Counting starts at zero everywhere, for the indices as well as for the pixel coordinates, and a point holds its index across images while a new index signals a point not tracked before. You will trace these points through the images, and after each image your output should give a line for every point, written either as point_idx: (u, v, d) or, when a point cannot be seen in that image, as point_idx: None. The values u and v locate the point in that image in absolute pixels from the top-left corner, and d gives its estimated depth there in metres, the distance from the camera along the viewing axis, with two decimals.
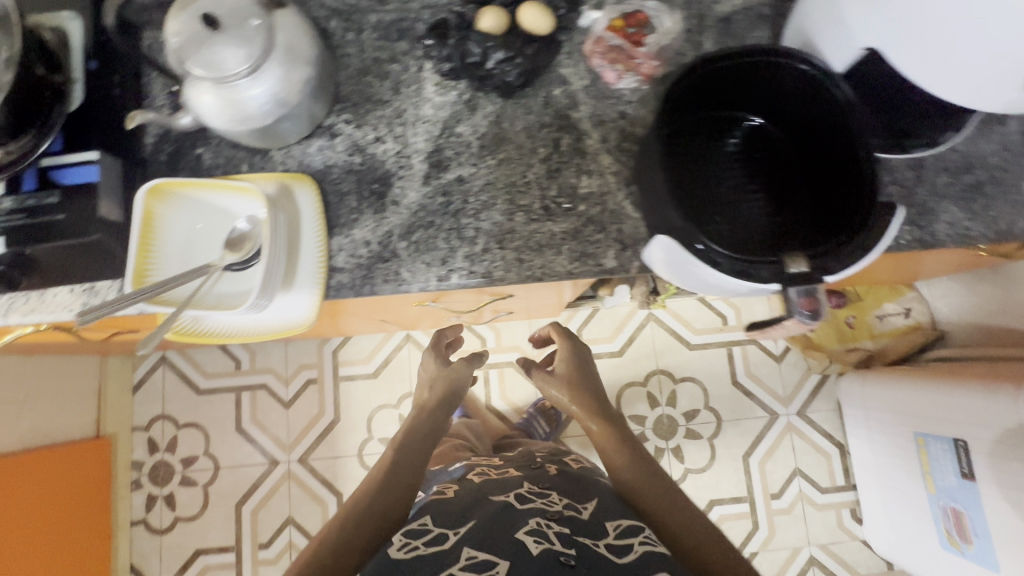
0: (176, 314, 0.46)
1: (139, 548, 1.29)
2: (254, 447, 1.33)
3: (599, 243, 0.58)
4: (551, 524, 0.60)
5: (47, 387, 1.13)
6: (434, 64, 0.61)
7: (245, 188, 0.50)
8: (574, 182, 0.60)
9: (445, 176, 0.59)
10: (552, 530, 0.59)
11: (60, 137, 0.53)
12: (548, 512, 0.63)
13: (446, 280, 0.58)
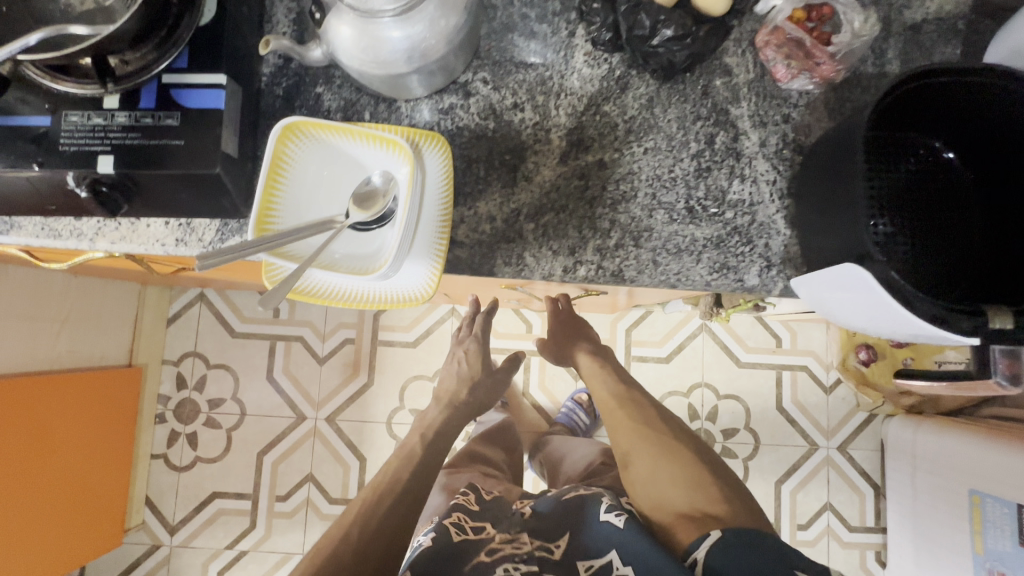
0: (300, 272, 0.42)
1: (157, 481, 1.28)
2: (283, 398, 1.30)
3: (743, 257, 0.53)
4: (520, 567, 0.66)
5: (87, 310, 1.09)
6: (588, 31, 0.55)
7: (389, 141, 0.45)
8: (725, 186, 0.54)
9: (585, 157, 0.54)
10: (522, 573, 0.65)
11: (186, 53, 0.46)
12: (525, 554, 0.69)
13: (573, 272, 0.53)
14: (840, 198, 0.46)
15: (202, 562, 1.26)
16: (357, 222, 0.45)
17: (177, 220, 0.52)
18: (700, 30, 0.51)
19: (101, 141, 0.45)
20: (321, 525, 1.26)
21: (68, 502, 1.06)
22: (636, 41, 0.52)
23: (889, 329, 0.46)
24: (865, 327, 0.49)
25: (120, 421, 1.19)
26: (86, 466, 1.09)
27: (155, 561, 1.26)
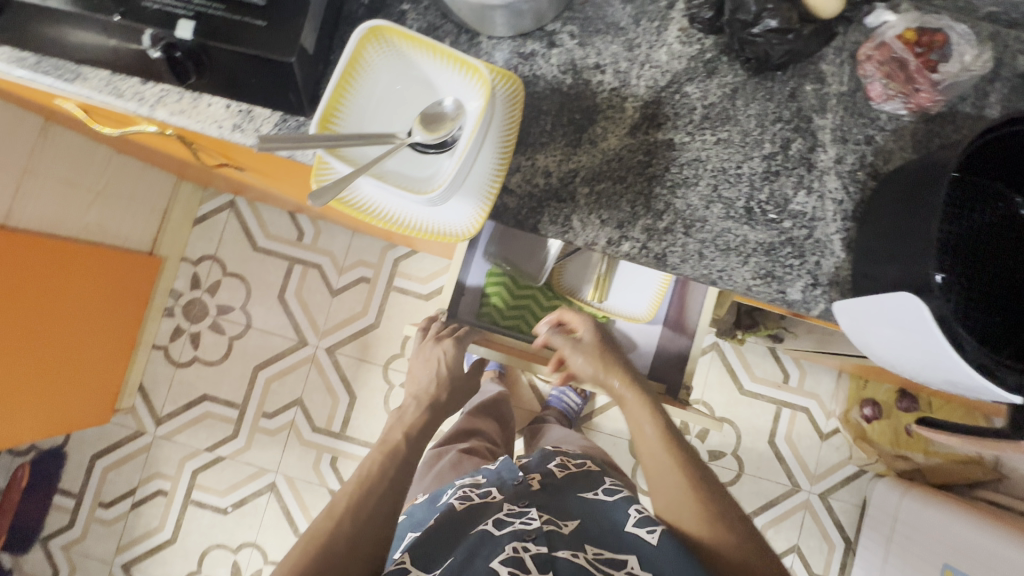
0: (357, 175, 0.41)
1: (153, 371, 1.30)
2: (289, 320, 1.31)
3: (790, 270, 0.52)
4: (527, 547, 0.64)
5: (121, 189, 1.10)
6: (688, 7, 0.53)
7: (470, 66, 0.43)
8: (789, 195, 0.52)
9: (655, 134, 0.52)
10: (528, 555, 0.63)
11: None
12: (526, 532, 0.67)
13: (615, 246, 0.52)
14: (912, 227, 0.44)
15: (180, 457, 1.29)
16: (418, 143, 0.45)
17: (238, 106, 0.52)
18: (803, 29, 0.49)
19: (183, 6, 0.45)
20: (299, 450, 1.28)
21: (68, 371, 1.08)
22: (737, 26, 0.50)
23: (925, 372, 0.45)
24: (898, 366, 0.48)
25: (130, 305, 1.20)
26: (90, 339, 1.11)
27: (136, 446, 1.29)
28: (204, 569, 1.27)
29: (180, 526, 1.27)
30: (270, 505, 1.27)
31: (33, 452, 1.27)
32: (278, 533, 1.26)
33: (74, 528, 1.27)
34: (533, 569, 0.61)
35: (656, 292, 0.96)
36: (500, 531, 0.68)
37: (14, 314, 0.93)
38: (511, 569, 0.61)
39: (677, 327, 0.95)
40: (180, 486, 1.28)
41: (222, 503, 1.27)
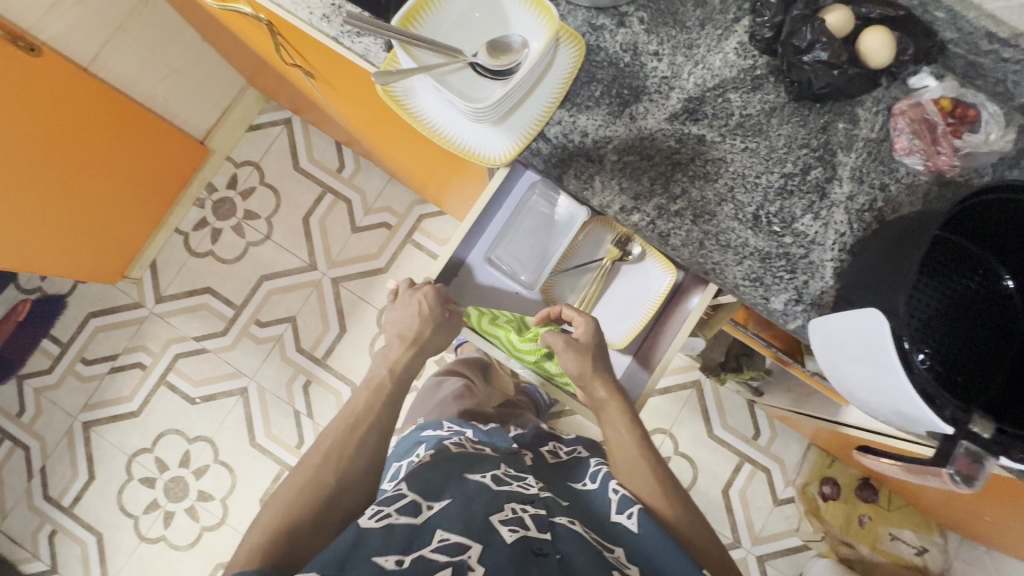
0: (419, 69, 0.46)
1: (168, 253, 1.36)
2: (306, 243, 1.36)
3: (780, 281, 0.55)
4: (524, 508, 0.56)
5: (194, 72, 1.15)
6: (752, 25, 0.57)
7: (544, 10, 0.48)
8: (797, 215, 0.56)
9: (690, 126, 0.57)
10: (526, 515, 0.55)
11: None
12: (525, 495, 0.58)
13: (626, 214, 0.56)
14: (899, 259, 0.47)
15: (168, 338, 1.33)
16: (479, 65, 0.50)
17: (332, 0, 0.57)
18: (847, 69, 0.54)
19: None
20: (278, 364, 1.32)
21: (94, 221, 1.13)
22: (791, 51, 0.54)
23: (876, 403, 0.49)
24: (852, 393, 0.51)
25: (165, 181, 1.25)
26: (113, 198, 1.14)
27: (131, 316, 1.34)
28: (157, 450, 1.30)
29: (148, 403, 1.32)
30: (236, 409, 1.31)
31: (38, 294, 1.33)
32: (235, 436, 1.30)
33: (51, 375, 1.32)
34: (530, 528, 0.53)
35: (638, 320, 0.83)
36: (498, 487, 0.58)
37: (67, 154, 0.98)
38: (511, 526, 0.52)
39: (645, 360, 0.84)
40: (159, 366, 1.32)
41: (191, 393, 1.31)
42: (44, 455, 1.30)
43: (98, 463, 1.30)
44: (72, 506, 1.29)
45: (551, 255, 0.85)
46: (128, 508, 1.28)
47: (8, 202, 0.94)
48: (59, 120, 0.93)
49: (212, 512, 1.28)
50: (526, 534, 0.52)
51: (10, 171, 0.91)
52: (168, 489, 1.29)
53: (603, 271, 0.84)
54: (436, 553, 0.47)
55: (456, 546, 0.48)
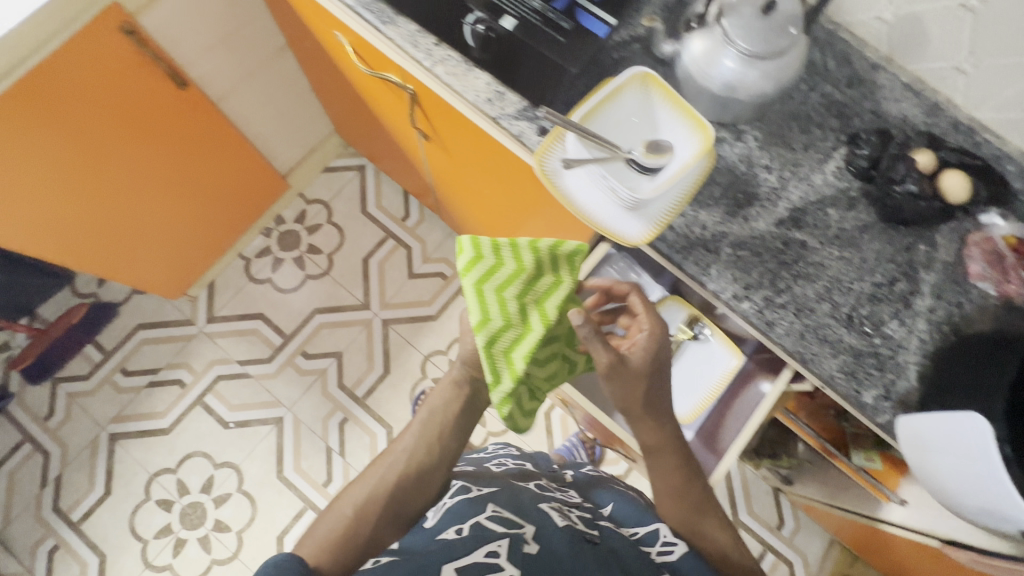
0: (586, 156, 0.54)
1: (227, 275, 1.40)
2: (362, 282, 1.41)
3: (870, 378, 0.61)
4: (570, 509, 0.72)
5: (296, 116, 1.24)
6: (848, 154, 0.67)
7: (700, 123, 0.56)
8: (885, 319, 0.63)
9: (795, 232, 0.65)
10: (572, 514, 0.71)
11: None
12: (567, 501, 0.75)
13: (737, 301, 0.63)
14: (992, 375, 0.54)
15: (212, 359, 1.35)
16: (634, 160, 0.57)
17: (496, 86, 0.66)
18: (934, 202, 0.63)
19: (512, 8, 0.61)
20: (317, 398, 1.33)
21: (173, 237, 1.18)
22: (885, 180, 0.64)
23: (963, 497, 0.53)
24: (937, 486, 0.56)
25: (243, 211, 1.31)
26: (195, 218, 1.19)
27: (179, 332, 1.36)
28: (180, 472, 1.28)
29: (181, 421, 1.31)
30: (268, 438, 1.30)
31: (93, 299, 1.35)
32: (263, 466, 1.29)
33: (87, 382, 1.32)
34: (578, 524, 0.69)
35: (705, 397, 0.88)
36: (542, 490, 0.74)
37: (172, 171, 1.05)
38: (562, 516, 0.68)
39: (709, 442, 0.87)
40: (199, 385, 1.33)
41: (226, 417, 1.31)
42: (62, 464, 1.27)
43: (117, 479, 1.27)
44: (80, 521, 1.24)
45: None
46: (139, 531, 1.24)
47: (108, 206, 0.99)
48: (176, 142, 1.00)
49: (226, 545, 1.24)
50: (575, 525, 0.68)
51: (122, 180, 0.97)
52: (184, 515, 1.25)
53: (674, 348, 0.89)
54: (493, 523, 0.62)
55: (511, 521, 0.63)
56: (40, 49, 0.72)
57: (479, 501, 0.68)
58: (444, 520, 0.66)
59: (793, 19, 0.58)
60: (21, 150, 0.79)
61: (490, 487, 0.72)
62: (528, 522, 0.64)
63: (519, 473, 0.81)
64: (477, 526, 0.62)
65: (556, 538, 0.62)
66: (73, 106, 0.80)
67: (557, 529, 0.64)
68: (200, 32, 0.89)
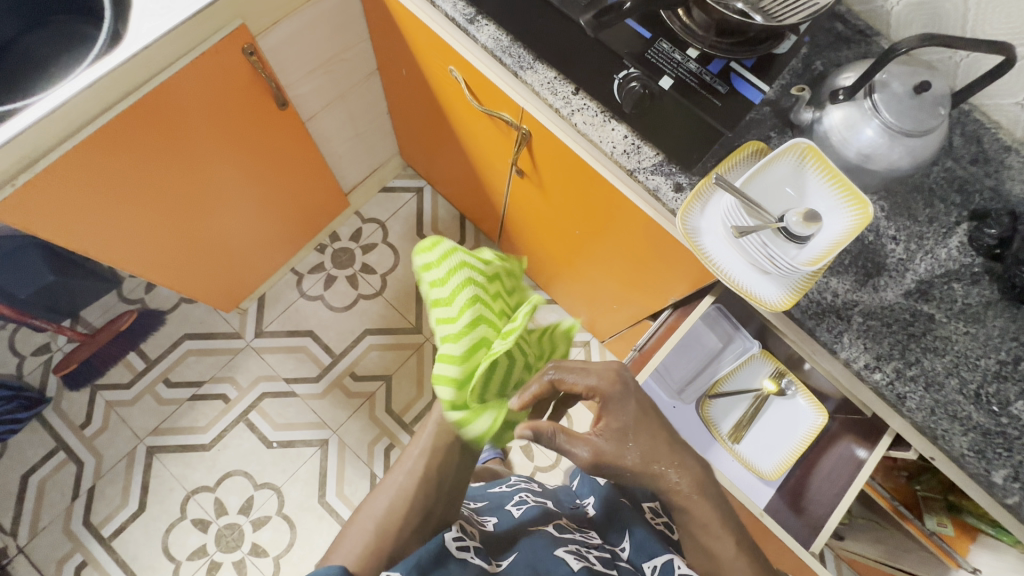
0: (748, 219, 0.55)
1: (278, 289, 1.38)
2: (415, 306, 1.39)
3: (999, 458, 0.61)
4: (589, 550, 0.68)
5: (369, 138, 1.24)
6: (972, 230, 0.67)
7: (858, 200, 0.57)
8: (1011, 398, 0.63)
9: (922, 305, 0.65)
10: (591, 555, 0.67)
11: (752, 59, 0.63)
12: (587, 543, 0.71)
13: (869, 370, 0.63)
14: None
15: (258, 375, 1.32)
16: (786, 228, 0.57)
17: (632, 139, 0.67)
18: None
19: (671, 68, 0.62)
20: (364, 422, 1.30)
21: (241, 253, 1.16)
22: (1014, 260, 0.64)
23: None
24: None
25: (305, 228, 1.30)
26: (263, 234, 1.18)
27: (226, 345, 1.33)
28: (218, 491, 1.24)
29: (222, 438, 1.27)
30: (311, 461, 1.27)
31: (139, 305, 1.32)
32: (305, 490, 1.25)
33: (128, 391, 1.28)
34: (597, 565, 0.65)
35: (788, 455, 0.88)
36: (561, 535, 0.71)
37: (257, 190, 1.04)
38: (576, 558, 0.65)
39: (795, 503, 0.85)
40: (243, 401, 1.29)
41: (270, 436, 1.28)
42: (96, 475, 1.22)
43: (152, 494, 1.22)
44: (110, 537, 1.19)
45: (706, 376, 0.95)
46: (172, 551, 1.19)
47: (199, 226, 0.98)
48: (264, 160, 0.99)
49: (262, 570, 1.19)
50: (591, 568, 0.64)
51: (216, 199, 0.96)
52: (220, 536, 1.21)
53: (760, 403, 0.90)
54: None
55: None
56: (167, 67, 0.71)
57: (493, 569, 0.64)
58: (454, 564, 0.61)
59: (944, 100, 0.59)
60: (137, 168, 0.78)
61: (505, 553, 0.67)
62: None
63: (540, 516, 0.77)
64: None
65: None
66: (188, 124, 0.79)
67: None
68: (307, 56, 0.89)
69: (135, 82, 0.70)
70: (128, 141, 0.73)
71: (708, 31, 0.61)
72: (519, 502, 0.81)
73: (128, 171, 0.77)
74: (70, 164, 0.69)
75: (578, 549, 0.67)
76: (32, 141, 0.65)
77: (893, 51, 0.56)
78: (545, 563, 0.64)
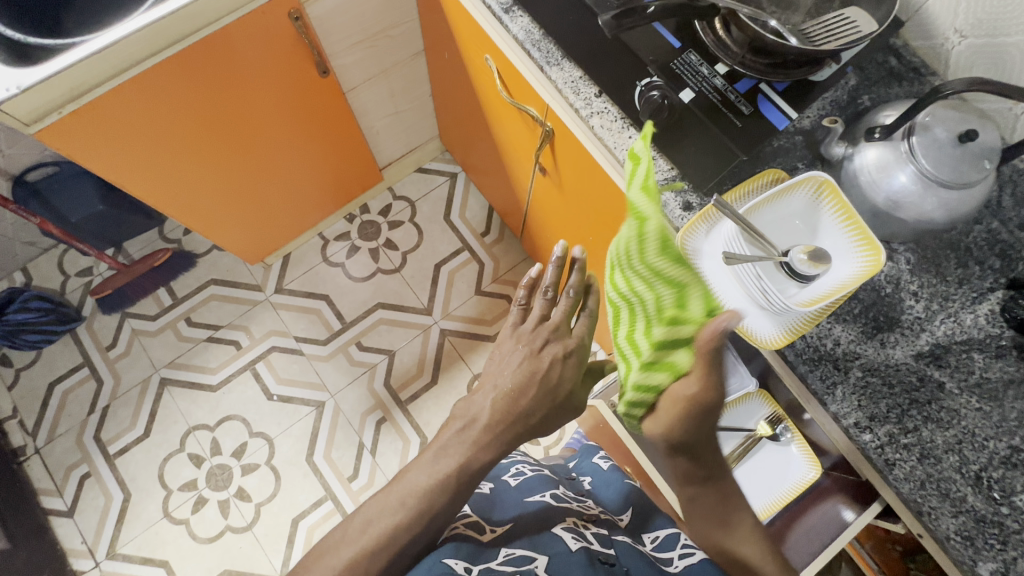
0: (741, 247, 0.53)
1: (304, 251, 1.43)
2: (430, 289, 1.41)
3: (989, 550, 0.56)
4: (585, 528, 0.68)
5: (409, 116, 1.26)
6: (1007, 299, 0.62)
7: (870, 246, 0.53)
8: (1017, 488, 0.57)
9: (933, 371, 0.60)
10: (588, 534, 0.66)
11: (785, 83, 0.62)
12: (584, 516, 0.71)
13: (858, 430, 0.59)
14: None
15: (272, 329, 1.37)
16: (789, 264, 0.55)
17: (648, 151, 0.64)
18: None
19: (694, 81, 0.62)
20: (362, 391, 1.33)
21: (270, 210, 1.20)
22: None
23: None
24: None
25: (337, 196, 1.34)
26: (294, 196, 1.22)
27: (247, 295, 1.39)
28: (217, 431, 1.30)
29: (228, 382, 1.33)
30: (306, 420, 1.31)
31: (176, 246, 1.39)
32: (295, 446, 1.29)
33: (153, 322, 1.36)
34: (593, 546, 0.63)
35: (774, 501, 0.84)
36: (560, 505, 0.72)
37: (294, 150, 1.08)
38: (574, 537, 0.63)
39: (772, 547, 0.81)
40: (254, 350, 1.35)
41: (272, 388, 1.33)
42: (112, 396, 1.31)
43: (158, 424, 1.30)
44: (115, 455, 1.28)
45: None
46: (167, 479, 1.26)
47: (239, 178, 1.04)
48: (303, 122, 1.03)
49: (243, 514, 1.24)
50: (589, 548, 0.62)
51: (257, 153, 1.02)
52: (211, 474, 1.27)
53: (750, 442, 0.86)
54: (502, 564, 0.55)
55: (521, 557, 0.57)
56: (217, 20, 0.75)
57: (486, 541, 0.60)
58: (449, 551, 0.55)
59: (992, 152, 0.53)
60: (181, 113, 0.83)
61: (501, 525, 0.65)
62: (542, 553, 0.59)
63: (537, 481, 0.78)
64: (488, 570, 0.54)
65: (572, 565, 0.58)
66: (234, 78, 0.84)
67: (571, 553, 0.59)
68: (353, 28, 0.91)
69: (186, 30, 0.74)
70: (176, 86, 0.78)
71: (741, 48, 0.60)
72: (518, 473, 0.80)
73: (169, 113, 0.81)
74: (116, 98, 0.74)
75: (577, 526, 0.67)
76: (84, 75, 0.70)
77: (936, 92, 0.52)
78: (543, 541, 0.61)
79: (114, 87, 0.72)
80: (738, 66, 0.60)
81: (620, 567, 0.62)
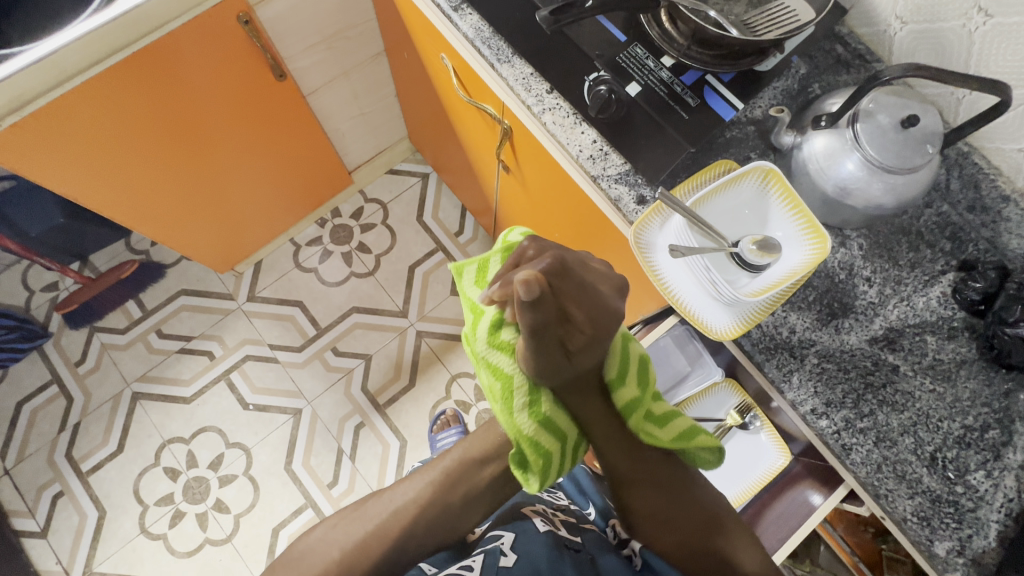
0: (690, 235, 0.53)
1: (275, 257, 1.41)
2: (405, 291, 1.40)
3: (945, 529, 0.56)
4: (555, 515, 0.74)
5: (376, 117, 1.25)
6: (958, 281, 0.62)
7: (818, 234, 0.54)
8: (970, 467, 0.58)
9: (888, 355, 0.61)
10: (557, 520, 0.72)
11: (731, 74, 0.62)
12: (553, 506, 0.77)
13: (815, 416, 0.60)
14: None
15: (245, 337, 1.35)
16: (739, 254, 0.55)
17: (600, 145, 0.63)
18: None
19: (641, 74, 0.62)
20: (339, 397, 1.32)
21: (236, 216, 1.18)
22: (995, 320, 0.58)
23: None
24: None
25: (305, 201, 1.32)
26: (260, 201, 1.20)
27: (219, 304, 1.37)
28: (192, 444, 1.28)
29: (202, 393, 1.31)
30: (283, 428, 1.29)
31: (143, 257, 1.37)
32: (273, 455, 1.28)
33: (122, 336, 1.34)
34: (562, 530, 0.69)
35: (748, 487, 0.83)
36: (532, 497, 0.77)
37: (258, 155, 1.07)
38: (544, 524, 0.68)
39: None
40: (227, 360, 1.33)
41: (247, 398, 1.31)
42: (82, 412, 1.29)
43: (131, 439, 1.28)
44: (88, 472, 1.25)
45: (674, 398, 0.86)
46: (142, 495, 1.24)
47: (201, 185, 1.02)
48: (262, 126, 1.01)
49: (222, 526, 1.23)
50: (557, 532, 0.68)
51: (215, 160, 1.00)
52: (187, 487, 1.25)
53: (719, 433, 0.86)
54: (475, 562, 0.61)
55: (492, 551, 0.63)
56: (161, 27, 0.74)
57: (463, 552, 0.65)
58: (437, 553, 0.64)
59: (933, 136, 0.53)
60: (132, 121, 0.81)
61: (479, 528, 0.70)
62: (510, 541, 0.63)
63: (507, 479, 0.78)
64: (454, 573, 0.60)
65: None
66: (185, 83, 0.82)
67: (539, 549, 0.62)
68: (308, 30, 0.89)
69: (130, 36, 0.72)
70: (123, 93, 0.76)
71: (687, 40, 0.60)
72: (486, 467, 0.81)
73: (118, 122, 0.79)
74: (60, 108, 0.72)
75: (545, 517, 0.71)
76: (24, 86, 0.68)
77: (876, 78, 0.52)
78: None
79: (55, 98, 0.70)
80: (683, 58, 0.60)
81: (585, 554, 0.66)
